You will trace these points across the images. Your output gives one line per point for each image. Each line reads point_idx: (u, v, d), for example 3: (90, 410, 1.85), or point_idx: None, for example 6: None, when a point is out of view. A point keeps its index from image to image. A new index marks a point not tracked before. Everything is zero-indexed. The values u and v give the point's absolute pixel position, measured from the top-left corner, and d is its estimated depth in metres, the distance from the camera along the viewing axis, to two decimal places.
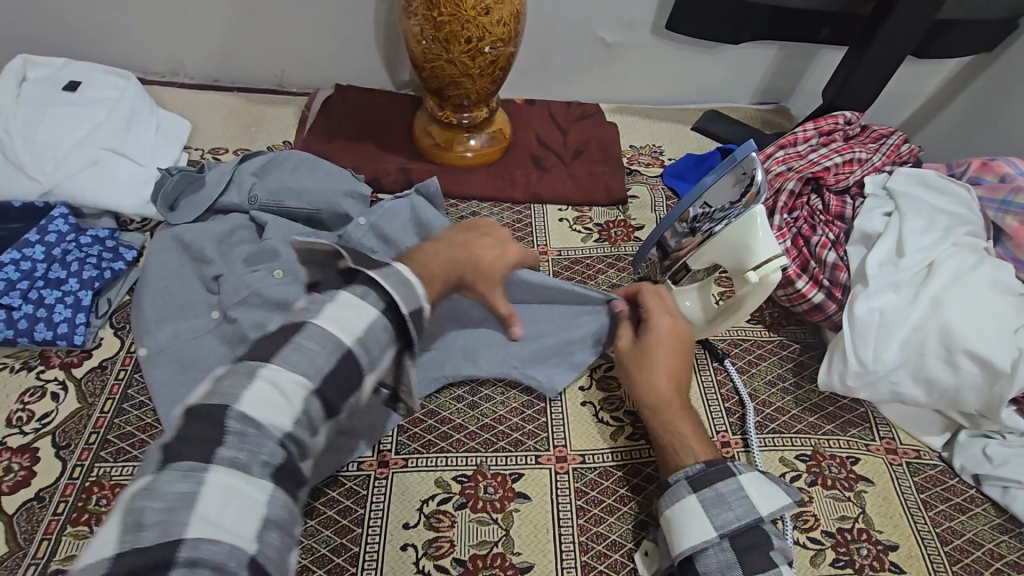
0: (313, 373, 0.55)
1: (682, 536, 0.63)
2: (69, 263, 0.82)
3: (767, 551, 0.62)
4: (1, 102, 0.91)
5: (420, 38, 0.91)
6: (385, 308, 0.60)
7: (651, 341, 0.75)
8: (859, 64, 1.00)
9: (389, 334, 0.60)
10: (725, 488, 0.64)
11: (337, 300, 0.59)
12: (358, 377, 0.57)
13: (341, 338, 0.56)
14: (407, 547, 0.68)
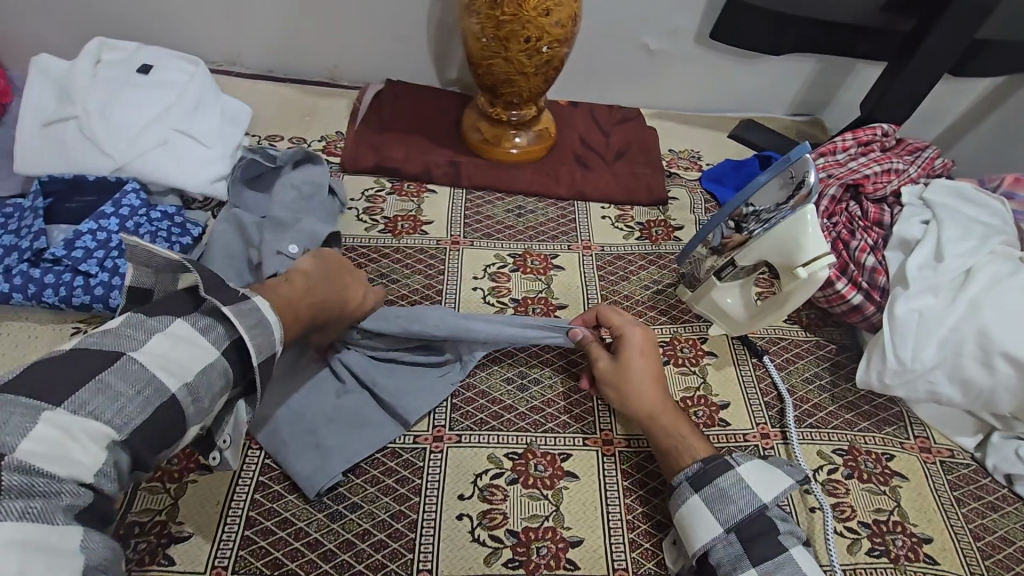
0: (120, 419, 0.51)
1: (693, 534, 0.65)
2: (142, 236, 0.86)
3: (774, 538, 0.64)
4: (79, 81, 0.95)
5: (479, 36, 0.95)
6: (227, 349, 0.59)
7: (628, 358, 0.77)
8: (896, 78, 1.04)
9: (222, 379, 0.58)
10: (723, 482, 0.66)
11: (168, 332, 0.56)
12: (183, 423, 0.55)
13: (166, 380, 0.53)
14: (463, 517, 0.71)
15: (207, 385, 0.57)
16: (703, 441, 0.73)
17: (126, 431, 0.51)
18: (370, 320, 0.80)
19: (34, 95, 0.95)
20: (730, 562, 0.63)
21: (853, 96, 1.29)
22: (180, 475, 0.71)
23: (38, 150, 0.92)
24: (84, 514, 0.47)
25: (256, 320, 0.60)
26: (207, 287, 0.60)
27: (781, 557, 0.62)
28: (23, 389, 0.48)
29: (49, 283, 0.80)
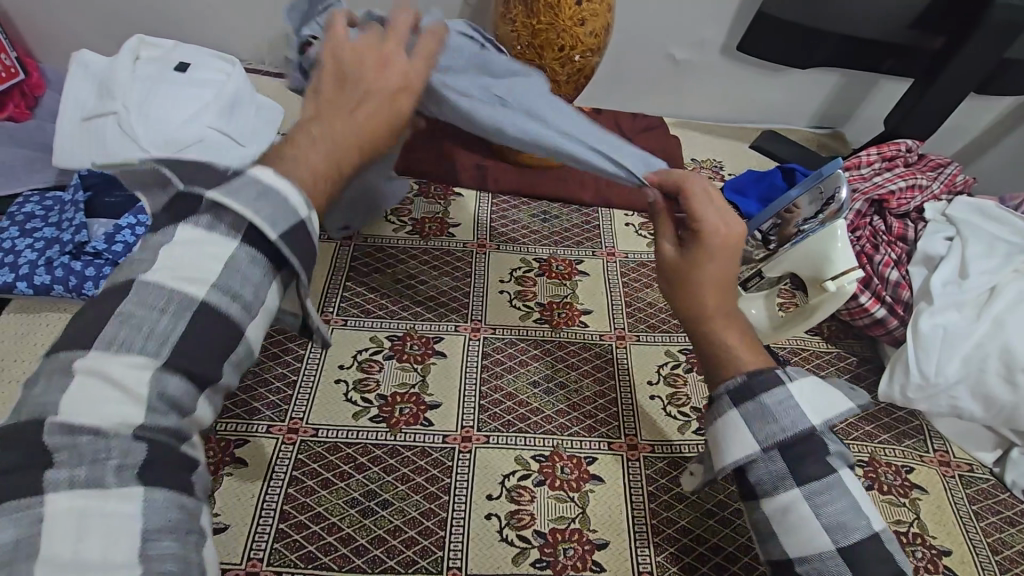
0: (155, 344, 0.41)
1: (726, 449, 0.56)
2: None
3: (823, 458, 0.53)
4: (119, 76, 0.97)
5: (514, 44, 0.97)
6: (245, 234, 0.46)
7: (703, 236, 0.61)
8: (926, 93, 1.07)
9: (263, 266, 0.47)
10: (768, 400, 0.54)
11: (176, 240, 0.44)
12: (236, 328, 0.45)
13: (188, 289, 0.43)
14: (491, 517, 0.73)
15: (247, 277, 0.46)
16: (760, 352, 0.60)
17: (164, 353, 0.41)
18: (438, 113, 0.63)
19: (74, 91, 0.97)
20: (771, 482, 0.54)
21: (875, 111, 1.30)
22: (216, 468, 0.73)
23: (79, 145, 0.95)
24: (150, 461, 0.39)
25: (258, 194, 0.46)
26: (194, 183, 0.47)
27: (830, 478, 0.52)
28: (65, 344, 0.41)
29: (88, 276, 0.81)
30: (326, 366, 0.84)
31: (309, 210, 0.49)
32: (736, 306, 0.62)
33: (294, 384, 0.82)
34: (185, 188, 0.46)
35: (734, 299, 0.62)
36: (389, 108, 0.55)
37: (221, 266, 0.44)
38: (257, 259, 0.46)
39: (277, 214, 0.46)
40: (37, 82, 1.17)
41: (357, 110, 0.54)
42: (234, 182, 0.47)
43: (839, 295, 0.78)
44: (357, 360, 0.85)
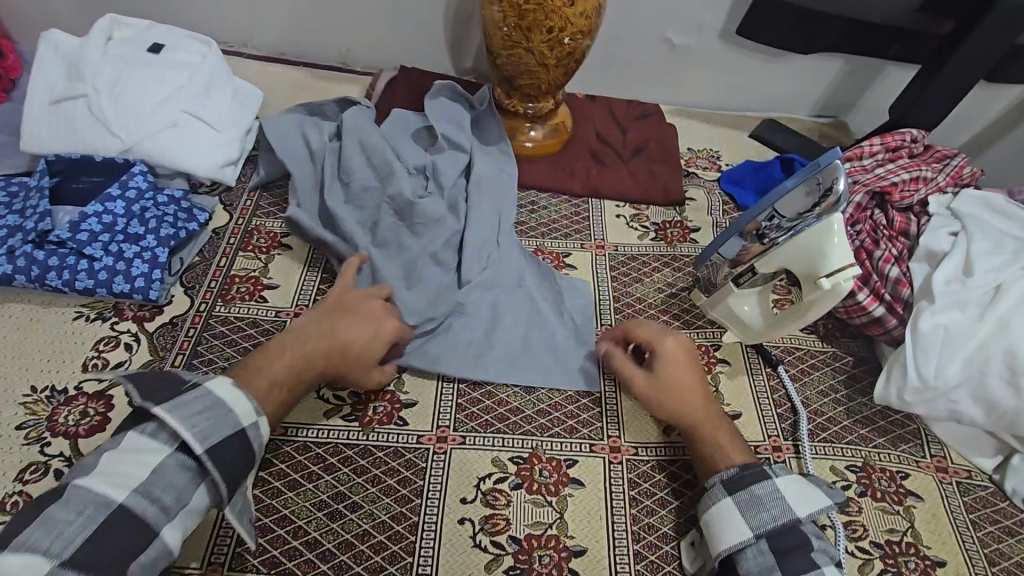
0: (59, 546, 0.49)
1: (720, 536, 0.64)
2: (147, 220, 0.84)
3: (807, 552, 0.61)
4: (88, 57, 0.93)
5: (501, 25, 0.92)
6: (179, 445, 0.58)
7: (666, 376, 0.74)
8: (931, 82, 1.01)
9: (189, 474, 0.57)
10: (759, 491, 0.64)
11: (120, 447, 0.56)
12: (150, 529, 0.53)
13: (111, 494, 0.53)
14: (464, 521, 0.70)
15: (171, 484, 0.56)
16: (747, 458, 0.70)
17: (65, 551, 0.49)
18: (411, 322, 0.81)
19: (44, 72, 0.93)
20: (759, 572, 0.61)
21: (881, 99, 1.25)
22: None
23: (47, 129, 0.91)
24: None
25: (205, 405, 0.59)
26: (143, 392, 0.58)
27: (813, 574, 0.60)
28: None
29: (53, 266, 0.79)
30: None
31: (256, 416, 0.62)
32: (720, 419, 0.73)
33: None
34: (137, 399, 0.57)
35: (716, 413, 0.74)
36: (356, 365, 0.72)
37: (146, 474, 0.55)
38: (185, 464, 0.57)
39: (212, 427, 0.58)
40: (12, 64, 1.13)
41: (343, 334, 0.72)
42: (187, 395, 0.59)
43: (832, 292, 0.74)
44: None
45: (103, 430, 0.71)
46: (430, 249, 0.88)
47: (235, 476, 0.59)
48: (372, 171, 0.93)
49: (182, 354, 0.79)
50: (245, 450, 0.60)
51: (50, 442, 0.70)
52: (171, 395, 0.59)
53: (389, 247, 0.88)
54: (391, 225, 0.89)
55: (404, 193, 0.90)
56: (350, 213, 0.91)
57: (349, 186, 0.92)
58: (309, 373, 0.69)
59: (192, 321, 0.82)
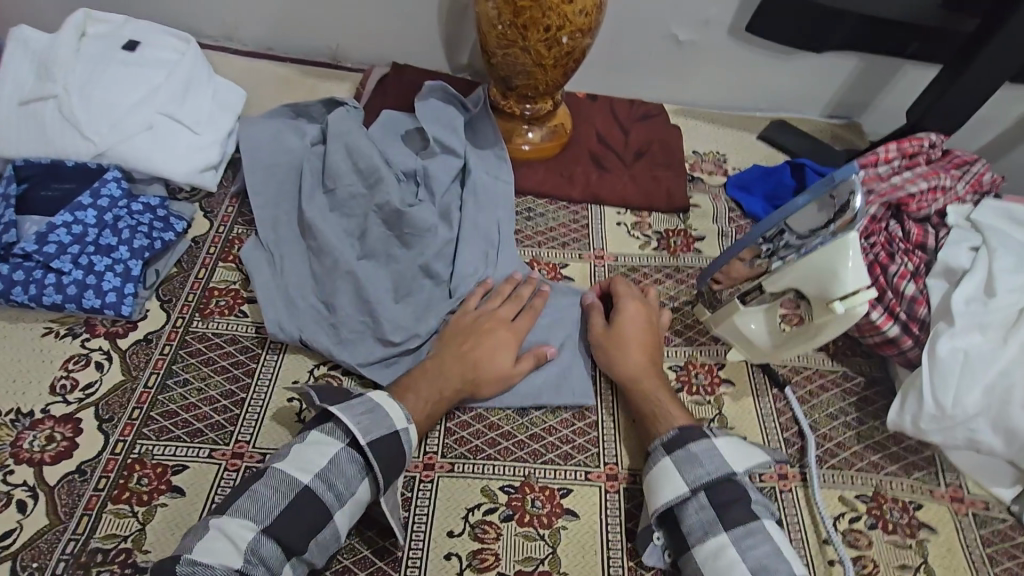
0: (262, 514, 0.57)
1: (659, 492, 0.65)
2: (120, 230, 0.80)
3: (747, 505, 0.63)
4: (59, 55, 0.88)
5: (495, 23, 0.87)
6: (349, 441, 0.63)
7: (622, 332, 0.78)
8: (952, 85, 0.95)
9: (357, 466, 0.62)
10: (696, 448, 0.66)
11: (305, 440, 0.62)
12: (326, 511, 0.59)
13: (299, 476, 0.59)
14: (451, 557, 0.66)
15: (343, 473, 0.61)
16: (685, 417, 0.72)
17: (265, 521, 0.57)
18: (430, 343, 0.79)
19: (12, 70, 0.88)
20: (702, 528, 0.63)
21: (896, 99, 1.19)
22: (149, 498, 0.66)
23: (15, 131, 0.86)
24: None
25: (366, 407, 0.64)
26: (322, 396, 0.66)
27: (754, 524, 0.62)
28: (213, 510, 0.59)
29: (19, 280, 0.74)
30: (279, 380, 0.77)
31: (408, 421, 0.66)
32: (665, 382, 0.76)
33: (241, 402, 0.74)
34: (318, 397, 0.65)
35: (661, 375, 0.77)
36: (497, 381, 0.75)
37: (325, 462, 0.61)
38: (354, 458, 0.62)
39: (373, 424, 0.63)
40: None
41: (474, 350, 0.75)
42: (353, 399, 0.65)
43: (846, 317, 0.70)
44: (313, 376, 0.78)
45: (70, 457, 0.68)
46: (421, 262, 0.83)
47: (390, 471, 0.63)
48: (358, 176, 0.88)
49: (156, 373, 0.75)
50: (400, 450, 0.64)
51: (13, 470, 0.66)
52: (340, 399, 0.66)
53: (378, 259, 0.84)
54: (379, 235, 0.85)
55: (392, 201, 0.85)
56: (336, 222, 0.86)
57: (334, 192, 0.87)
58: (449, 390, 0.72)
59: (167, 337, 0.78)
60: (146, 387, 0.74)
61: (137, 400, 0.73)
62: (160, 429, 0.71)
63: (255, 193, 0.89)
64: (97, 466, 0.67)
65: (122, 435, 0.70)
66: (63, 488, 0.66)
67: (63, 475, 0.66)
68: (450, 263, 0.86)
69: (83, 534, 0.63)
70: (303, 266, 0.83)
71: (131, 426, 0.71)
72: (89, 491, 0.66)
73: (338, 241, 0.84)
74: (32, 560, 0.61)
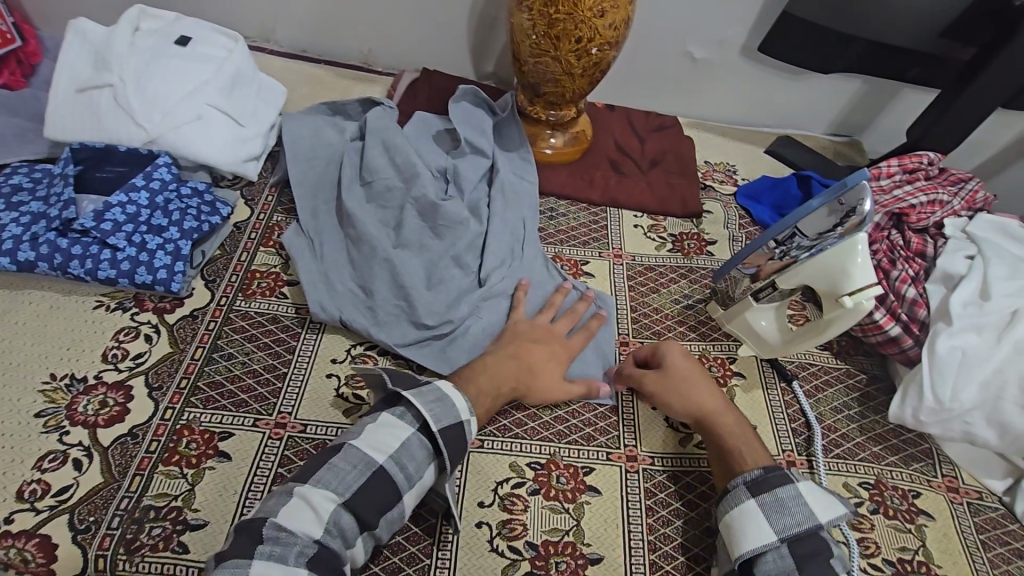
0: (342, 488, 0.60)
1: (743, 537, 0.63)
2: (171, 212, 0.84)
3: (825, 559, 0.61)
4: (116, 46, 0.93)
5: (529, 33, 0.93)
6: (420, 426, 0.65)
7: (681, 376, 0.78)
8: (950, 108, 1.02)
9: (426, 451, 0.64)
10: (784, 493, 0.64)
11: (378, 421, 0.65)
12: (396, 491, 0.62)
13: (373, 455, 0.62)
14: (482, 525, 0.70)
15: (413, 455, 0.63)
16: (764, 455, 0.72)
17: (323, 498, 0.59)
18: (468, 347, 0.83)
19: (69, 60, 0.93)
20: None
21: (895, 121, 1.26)
22: (198, 461, 0.69)
23: (72, 117, 0.91)
24: (313, 561, 0.55)
25: (437, 395, 0.67)
26: (395, 382, 0.68)
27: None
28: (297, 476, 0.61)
29: (76, 254, 0.78)
30: (318, 358, 0.81)
31: (470, 413, 0.68)
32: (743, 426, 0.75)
33: (283, 375, 0.78)
34: (389, 382, 0.68)
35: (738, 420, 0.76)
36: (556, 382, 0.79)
37: (398, 445, 0.63)
38: (424, 442, 0.64)
39: (442, 412, 0.65)
40: (34, 50, 1.14)
41: (530, 354, 0.79)
42: (423, 387, 0.68)
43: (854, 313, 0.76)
44: (350, 355, 0.82)
45: (122, 420, 0.71)
46: (453, 252, 0.89)
47: (456, 457, 0.65)
48: (394, 171, 0.93)
49: (202, 347, 0.79)
50: (464, 439, 0.66)
51: (69, 431, 0.70)
52: (410, 387, 0.69)
53: (413, 248, 0.88)
54: (415, 227, 0.89)
55: (428, 194, 0.90)
56: (372, 212, 0.91)
57: (371, 185, 0.92)
58: (506, 386, 0.76)
59: (211, 314, 0.82)
60: (192, 360, 0.78)
61: (184, 371, 0.77)
62: (206, 399, 0.75)
63: (298, 183, 0.94)
64: (148, 431, 0.71)
65: (170, 403, 0.73)
66: (116, 449, 0.69)
67: (116, 437, 0.70)
68: (479, 255, 0.91)
69: (137, 492, 0.66)
70: (341, 252, 0.88)
71: (179, 395, 0.74)
72: (141, 453, 0.69)
73: (376, 231, 0.88)
74: (89, 514, 0.65)
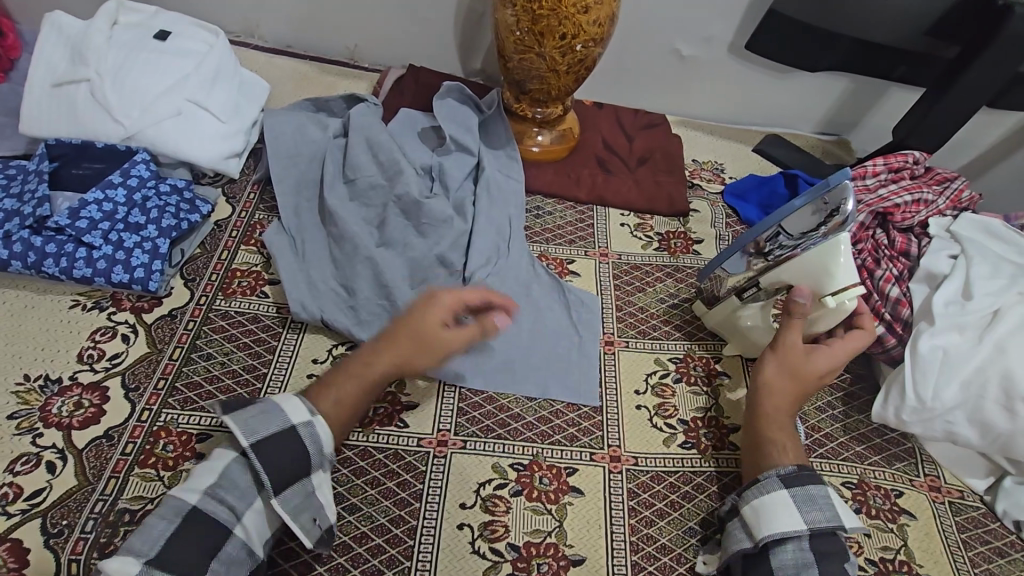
0: (150, 546, 0.54)
1: (772, 519, 0.63)
2: (149, 210, 0.83)
3: (839, 560, 0.62)
4: (93, 39, 0.91)
5: (514, 29, 0.92)
6: (239, 454, 0.60)
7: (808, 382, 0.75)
8: (935, 107, 1.02)
9: (250, 477, 0.59)
10: (815, 490, 0.65)
11: (202, 460, 0.60)
12: (224, 529, 0.56)
13: (185, 499, 0.57)
14: (463, 527, 0.70)
15: (235, 485, 0.58)
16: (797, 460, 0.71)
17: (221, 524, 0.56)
18: None
19: (45, 53, 0.91)
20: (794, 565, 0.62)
21: (882, 119, 1.26)
22: (174, 463, 0.68)
23: (48, 112, 0.89)
24: None
25: (261, 411, 0.61)
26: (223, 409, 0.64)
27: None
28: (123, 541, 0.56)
29: (51, 253, 0.77)
30: (299, 358, 0.80)
31: (308, 417, 0.62)
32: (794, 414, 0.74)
33: (264, 375, 0.77)
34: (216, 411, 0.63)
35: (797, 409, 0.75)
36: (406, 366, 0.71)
37: (212, 479, 0.58)
38: (248, 469, 0.60)
39: (261, 427, 0.60)
40: (11, 43, 1.12)
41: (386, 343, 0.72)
42: (245, 405, 0.62)
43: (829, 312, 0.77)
44: (331, 355, 0.81)
45: (98, 422, 0.70)
46: (437, 251, 0.88)
47: (285, 476, 0.60)
48: (378, 168, 0.92)
49: (180, 347, 0.78)
50: (297, 450, 0.60)
51: (42, 433, 0.69)
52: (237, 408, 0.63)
53: (396, 247, 0.87)
54: (398, 225, 0.88)
55: (411, 192, 0.89)
56: (355, 210, 0.89)
57: (354, 183, 0.91)
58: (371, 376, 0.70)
59: (190, 314, 0.81)
60: (170, 360, 0.77)
61: (162, 371, 0.75)
62: (184, 400, 0.73)
63: (279, 180, 0.92)
64: (124, 432, 0.70)
65: (147, 404, 0.72)
66: (91, 451, 0.68)
67: (91, 439, 0.69)
68: (463, 253, 0.90)
69: (112, 494, 0.65)
70: (323, 250, 0.87)
71: (156, 395, 0.73)
72: (116, 455, 0.68)
73: (359, 229, 0.87)
74: (62, 517, 0.63)
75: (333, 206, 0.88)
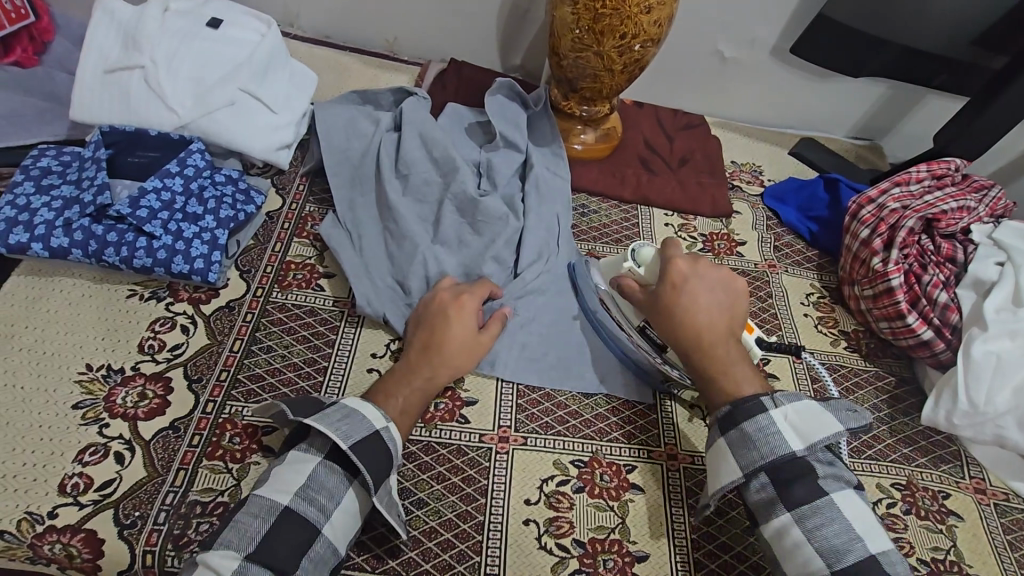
0: (245, 543, 0.56)
1: (716, 475, 0.66)
2: (206, 200, 0.82)
3: (813, 480, 0.63)
4: (145, 25, 0.90)
5: (573, 28, 0.92)
6: (327, 453, 0.63)
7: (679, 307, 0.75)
8: (978, 118, 1.02)
9: (339, 476, 0.62)
10: (750, 428, 0.66)
11: (286, 460, 0.63)
12: (313, 528, 0.59)
13: (278, 498, 0.59)
14: (529, 522, 0.70)
15: (324, 486, 0.61)
16: (756, 382, 0.73)
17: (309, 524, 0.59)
18: (507, 347, 0.83)
19: (97, 39, 0.90)
20: (764, 505, 0.64)
21: (917, 126, 1.27)
22: (242, 456, 0.68)
23: (101, 99, 0.88)
24: None
25: (345, 413, 0.65)
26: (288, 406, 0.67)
27: (820, 501, 0.61)
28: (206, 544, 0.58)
29: (111, 242, 0.76)
30: (358, 352, 0.79)
31: (386, 421, 0.66)
32: (735, 340, 0.75)
33: (324, 369, 0.77)
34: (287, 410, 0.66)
35: (736, 334, 0.75)
36: (451, 368, 0.75)
37: (302, 479, 0.61)
38: (334, 468, 0.63)
39: (351, 429, 0.63)
40: (47, 27, 1.10)
41: (430, 358, 0.74)
42: (327, 409, 0.65)
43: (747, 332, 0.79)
44: (390, 349, 0.81)
45: (163, 413, 0.70)
46: (492, 248, 0.88)
47: (377, 472, 0.63)
48: (432, 165, 0.92)
49: (240, 339, 0.77)
50: (384, 450, 0.64)
51: (108, 423, 0.68)
52: (315, 410, 0.67)
53: (451, 245, 0.88)
54: (453, 223, 0.89)
55: (467, 190, 0.89)
56: (410, 206, 0.89)
57: (408, 178, 0.90)
58: (423, 384, 0.73)
59: (248, 306, 0.80)
60: (231, 352, 0.76)
61: (223, 363, 0.75)
62: (247, 392, 0.73)
63: (332, 174, 0.92)
64: (189, 424, 0.69)
65: (211, 396, 0.72)
66: (158, 442, 0.68)
67: (158, 430, 0.68)
68: (516, 251, 0.90)
69: (182, 487, 0.65)
70: (379, 244, 0.87)
71: (220, 387, 0.73)
72: (184, 447, 0.68)
73: (415, 227, 0.87)
74: (133, 509, 0.63)
75: (387, 203, 0.88)
